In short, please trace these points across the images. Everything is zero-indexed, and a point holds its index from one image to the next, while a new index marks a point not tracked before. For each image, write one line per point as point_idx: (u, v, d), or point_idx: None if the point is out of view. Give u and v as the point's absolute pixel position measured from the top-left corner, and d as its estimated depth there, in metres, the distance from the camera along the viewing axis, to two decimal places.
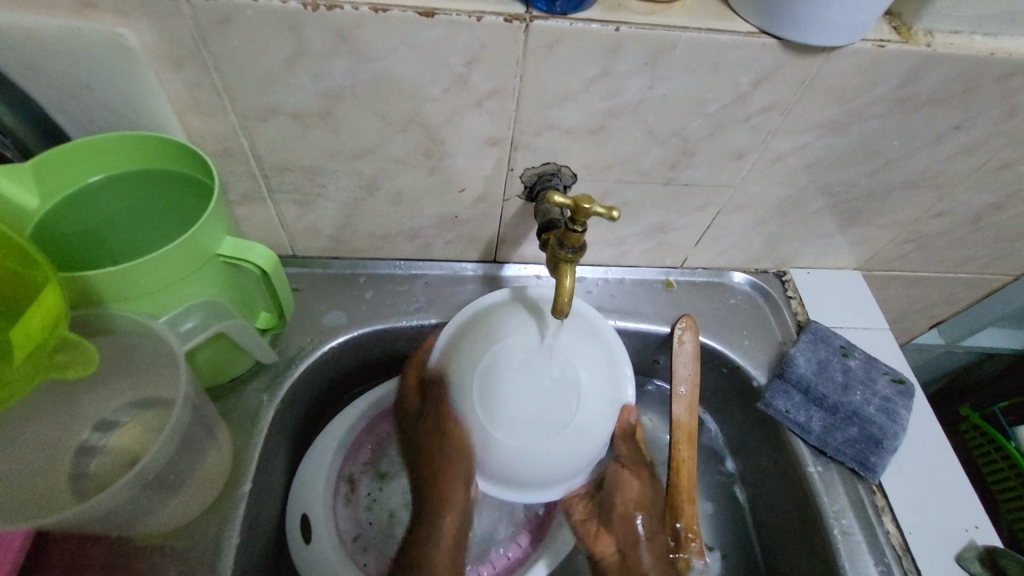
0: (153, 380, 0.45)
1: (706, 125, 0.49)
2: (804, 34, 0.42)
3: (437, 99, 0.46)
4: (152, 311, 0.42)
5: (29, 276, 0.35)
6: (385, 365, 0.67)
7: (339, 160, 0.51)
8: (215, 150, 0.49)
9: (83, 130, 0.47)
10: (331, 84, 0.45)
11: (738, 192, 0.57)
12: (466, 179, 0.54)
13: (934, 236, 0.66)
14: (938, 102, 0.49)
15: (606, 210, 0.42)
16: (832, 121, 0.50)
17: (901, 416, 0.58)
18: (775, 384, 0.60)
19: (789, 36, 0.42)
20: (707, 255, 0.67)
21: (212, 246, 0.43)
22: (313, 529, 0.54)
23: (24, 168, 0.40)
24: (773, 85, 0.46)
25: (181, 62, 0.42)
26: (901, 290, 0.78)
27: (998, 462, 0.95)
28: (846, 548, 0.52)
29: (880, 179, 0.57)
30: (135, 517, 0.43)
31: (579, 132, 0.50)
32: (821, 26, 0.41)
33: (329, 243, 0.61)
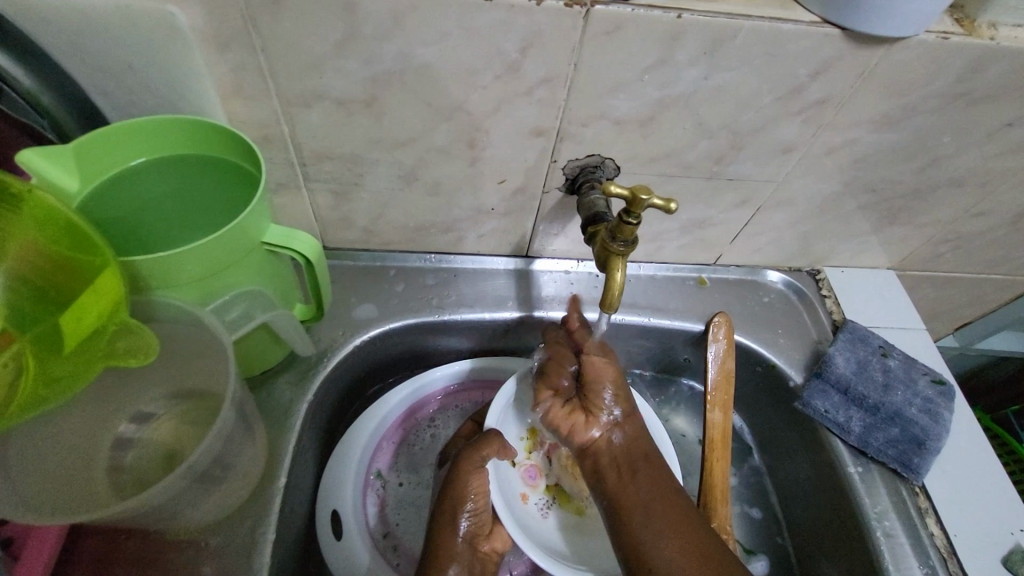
0: (195, 371, 0.44)
1: (758, 118, 0.48)
2: (847, 16, 0.41)
3: (487, 86, 0.45)
4: (197, 300, 0.41)
5: (82, 260, 0.34)
6: (413, 360, 0.65)
7: (380, 149, 0.50)
8: (254, 136, 0.48)
9: (120, 112, 0.45)
10: (381, 69, 0.44)
11: (780, 188, 0.56)
12: (507, 170, 0.53)
13: (972, 236, 0.66)
14: (995, 98, 0.48)
15: (664, 203, 0.41)
16: (886, 115, 0.49)
17: (943, 417, 0.57)
18: (814, 383, 0.59)
19: (831, 16, 0.41)
20: (741, 253, 0.66)
21: (258, 234, 0.41)
22: (345, 525, 0.53)
23: (65, 150, 0.38)
24: (831, 77, 0.45)
25: (228, 43, 0.41)
26: (930, 291, 0.77)
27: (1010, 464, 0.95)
28: (890, 550, 0.52)
29: (926, 177, 0.56)
30: (177, 512, 0.41)
31: (627, 124, 0.49)
32: (867, 11, 0.40)
33: (361, 234, 0.60)
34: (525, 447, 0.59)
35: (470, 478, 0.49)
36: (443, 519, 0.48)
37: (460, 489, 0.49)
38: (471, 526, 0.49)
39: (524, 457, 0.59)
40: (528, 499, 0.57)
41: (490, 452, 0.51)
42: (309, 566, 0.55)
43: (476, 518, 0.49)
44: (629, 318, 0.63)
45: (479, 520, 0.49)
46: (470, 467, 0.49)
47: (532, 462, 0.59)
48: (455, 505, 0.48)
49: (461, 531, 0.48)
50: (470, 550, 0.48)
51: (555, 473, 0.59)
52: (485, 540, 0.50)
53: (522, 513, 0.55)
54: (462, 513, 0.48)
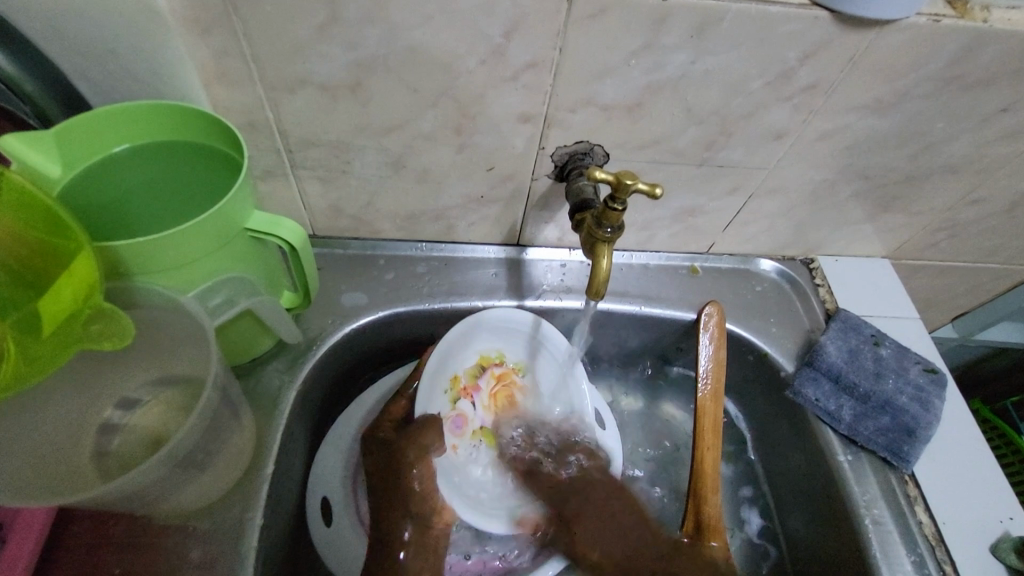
0: (181, 357, 0.44)
1: (748, 103, 0.48)
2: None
3: (473, 71, 0.45)
4: (179, 285, 0.41)
5: (60, 244, 0.34)
6: (404, 349, 0.65)
7: (366, 136, 0.50)
8: (239, 122, 0.48)
9: (104, 97, 0.45)
10: (364, 54, 0.43)
11: (772, 175, 0.56)
12: (495, 157, 0.52)
13: (967, 224, 0.65)
14: (988, 83, 0.47)
15: (649, 187, 0.41)
16: (878, 101, 0.48)
17: (934, 406, 0.57)
18: (805, 371, 0.59)
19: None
20: (733, 241, 0.65)
21: (241, 220, 0.41)
22: (334, 512, 0.53)
23: (48, 136, 0.38)
24: (821, 61, 0.45)
25: (209, 27, 0.41)
26: (927, 280, 0.76)
27: (1008, 456, 0.94)
28: (878, 538, 0.52)
29: (919, 164, 0.55)
30: (161, 496, 0.41)
31: (615, 110, 0.48)
32: None
33: (350, 223, 0.60)
34: (450, 394, 0.56)
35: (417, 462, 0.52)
36: (397, 495, 0.51)
37: (401, 471, 0.51)
38: (417, 509, 0.51)
39: (451, 408, 0.56)
40: (459, 449, 0.55)
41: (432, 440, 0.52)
42: (299, 551, 0.55)
43: (422, 497, 0.51)
44: (619, 307, 0.63)
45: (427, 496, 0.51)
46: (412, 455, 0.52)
47: (460, 411, 0.56)
48: (403, 487, 0.51)
49: (409, 514, 0.51)
50: (420, 531, 0.51)
51: (481, 417, 0.58)
52: (436, 517, 0.51)
53: (454, 470, 0.54)
54: (408, 495, 0.51)
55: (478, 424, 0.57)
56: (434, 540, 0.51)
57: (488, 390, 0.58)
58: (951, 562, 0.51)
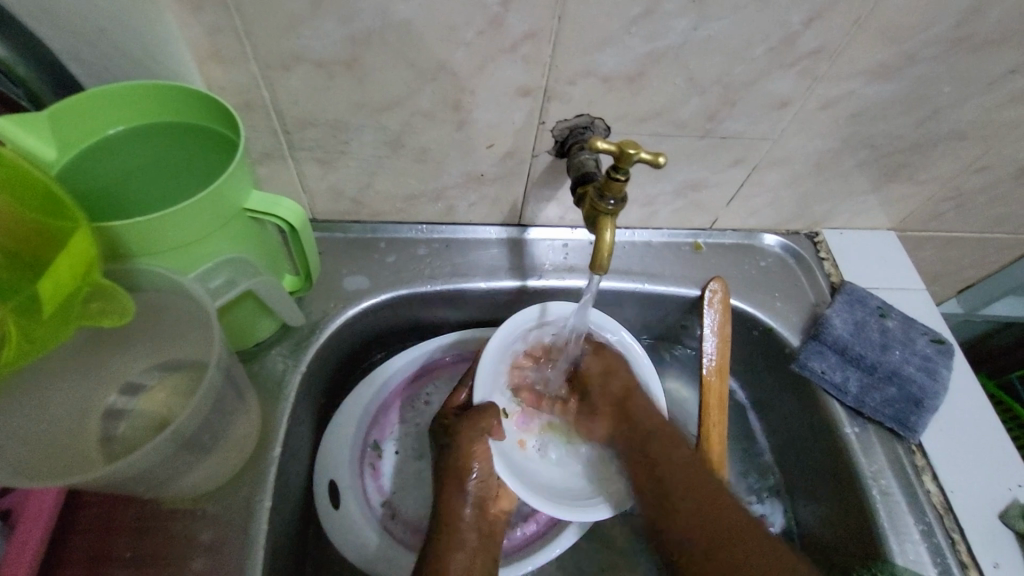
0: (183, 341, 0.43)
1: (750, 70, 0.47)
2: None
3: (470, 43, 0.44)
4: (179, 267, 0.40)
5: (55, 220, 0.34)
6: (406, 331, 0.65)
7: (363, 114, 0.49)
8: (234, 102, 0.47)
9: (96, 79, 0.45)
10: (359, 27, 0.42)
11: (775, 146, 0.55)
12: (494, 133, 0.51)
13: (974, 194, 0.64)
14: (997, 42, 0.46)
15: (652, 156, 0.40)
16: (884, 65, 0.47)
17: (941, 375, 0.57)
18: (810, 345, 0.59)
19: None
20: (737, 216, 0.65)
21: (239, 199, 0.41)
22: (342, 495, 0.53)
23: (40, 117, 0.38)
24: (825, 24, 0.44)
25: (201, 3, 0.40)
26: (932, 253, 0.76)
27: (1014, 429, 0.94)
28: (886, 508, 0.52)
29: (925, 131, 0.54)
30: (169, 479, 0.41)
31: (615, 81, 0.47)
32: None
33: (350, 205, 0.59)
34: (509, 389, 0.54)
35: (471, 446, 0.48)
36: (454, 481, 0.48)
37: (464, 460, 0.48)
38: (477, 492, 0.49)
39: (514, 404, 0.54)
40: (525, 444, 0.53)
41: (485, 426, 0.49)
42: (309, 533, 0.55)
43: (483, 484, 0.49)
44: (623, 284, 0.62)
45: (487, 483, 0.49)
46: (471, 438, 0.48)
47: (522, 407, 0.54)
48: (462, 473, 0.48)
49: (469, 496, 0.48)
50: (478, 516, 0.49)
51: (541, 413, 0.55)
52: (493, 502, 0.50)
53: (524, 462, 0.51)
54: (467, 480, 0.48)
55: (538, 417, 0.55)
56: (490, 526, 0.49)
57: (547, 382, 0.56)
58: (959, 530, 0.51)
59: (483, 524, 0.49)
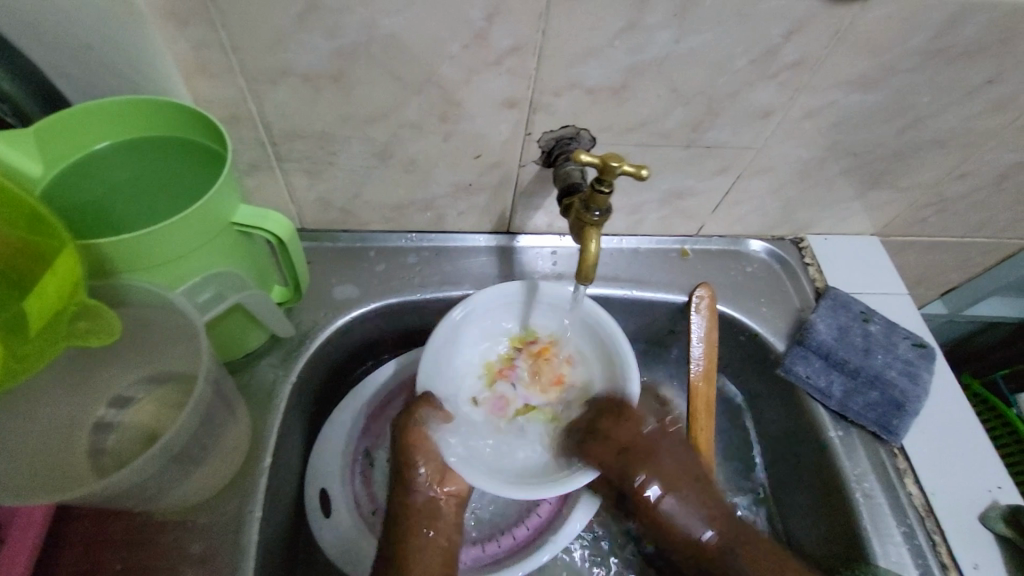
0: (171, 355, 0.44)
1: (732, 83, 0.48)
2: None
3: (456, 57, 0.44)
4: (167, 282, 0.40)
5: (42, 238, 0.34)
6: (396, 339, 0.65)
7: (351, 126, 0.49)
8: (222, 116, 0.47)
9: (83, 94, 0.45)
10: (345, 42, 0.43)
11: (759, 155, 0.56)
12: (481, 144, 0.52)
13: (954, 199, 0.65)
14: (972, 55, 0.47)
15: (635, 169, 0.41)
16: (863, 77, 0.48)
17: (923, 379, 0.58)
18: (795, 350, 0.60)
19: None
20: (723, 223, 0.66)
21: (226, 214, 0.41)
22: (331, 503, 0.54)
23: (26, 134, 0.38)
24: (805, 38, 0.44)
25: (186, 19, 0.40)
26: (915, 257, 0.77)
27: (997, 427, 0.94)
28: (869, 510, 0.53)
29: (905, 139, 0.55)
30: (158, 492, 0.42)
31: (600, 93, 0.48)
32: None
33: (339, 215, 0.59)
34: (484, 379, 0.55)
35: (416, 438, 0.50)
36: (404, 473, 0.50)
37: (410, 454, 0.50)
38: (428, 478, 0.50)
39: (488, 392, 0.55)
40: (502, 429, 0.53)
41: (432, 412, 0.50)
42: (300, 543, 0.56)
43: (435, 475, 0.50)
44: (611, 291, 0.63)
45: (432, 468, 0.50)
46: (417, 440, 0.50)
47: (499, 394, 0.54)
48: (409, 471, 0.50)
49: (421, 485, 0.50)
50: (432, 502, 0.50)
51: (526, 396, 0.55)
52: (443, 483, 0.50)
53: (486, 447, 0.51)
54: (415, 475, 0.50)
55: (519, 399, 0.54)
56: (447, 512, 0.50)
57: (527, 367, 0.56)
58: (940, 532, 0.51)
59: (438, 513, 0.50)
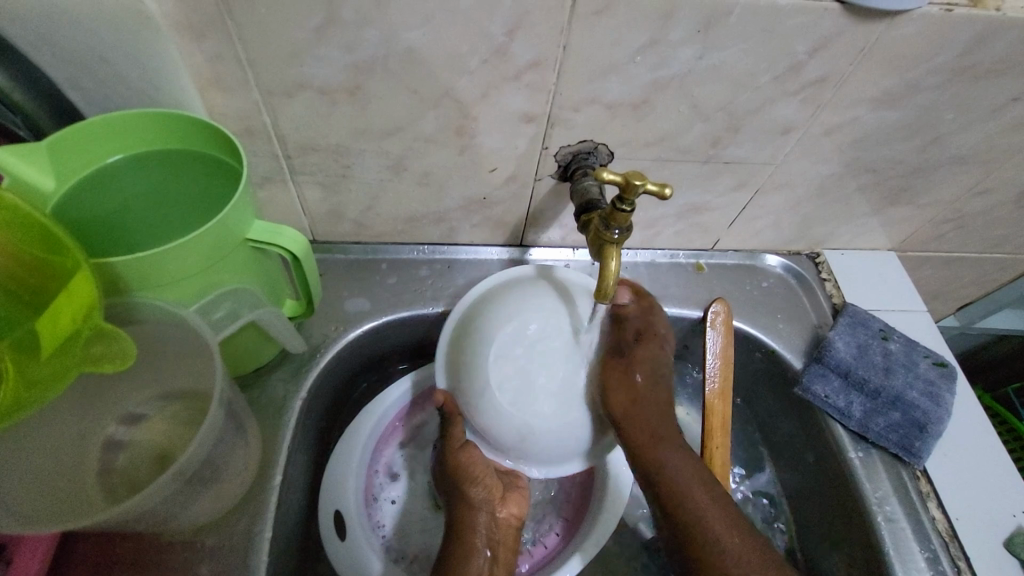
0: (184, 373, 0.43)
1: (754, 99, 0.47)
2: None
3: (474, 71, 0.44)
4: (180, 299, 0.40)
5: (59, 263, 0.33)
6: (406, 353, 0.64)
7: (365, 140, 0.48)
8: (236, 128, 0.47)
9: (98, 106, 0.44)
10: (363, 56, 0.42)
11: (778, 171, 0.55)
12: (497, 158, 0.51)
13: (973, 216, 0.64)
14: (999, 73, 0.46)
15: (659, 188, 0.40)
16: (888, 93, 0.47)
17: (945, 400, 0.56)
18: (814, 368, 0.59)
19: None
20: (739, 238, 0.65)
21: (241, 231, 0.40)
22: (348, 527, 0.52)
23: (38, 148, 0.37)
24: (830, 55, 0.44)
25: (203, 33, 0.40)
26: (932, 272, 0.76)
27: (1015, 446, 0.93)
28: (892, 535, 0.51)
29: (927, 155, 0.54)
30: (169, 514, 0.41)
31: (619, 108, 0.47)
32: None
33: (351, 227, 0.59)
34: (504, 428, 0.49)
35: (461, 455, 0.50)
36: (455, 494, 0.49)
37: (463, 474, 0.49)
38: (485, 496, 0.49)
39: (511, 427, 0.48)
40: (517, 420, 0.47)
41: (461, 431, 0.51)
42: (308, 563, 0.54)
43: (490, 495, 0.49)
44: None
45: (489, 487, 0.49)
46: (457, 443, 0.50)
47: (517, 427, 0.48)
48: (462, 487, 0.49)
49: (478, 504, 0.48)
50: (489, 520, 0.49)
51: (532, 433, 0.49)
52: (501, 506, 0.49)
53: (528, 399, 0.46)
54: (470, 491, 0.49)
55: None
56: (503, 535, 0.49)
57: None
58: (965, 559, 0.50)
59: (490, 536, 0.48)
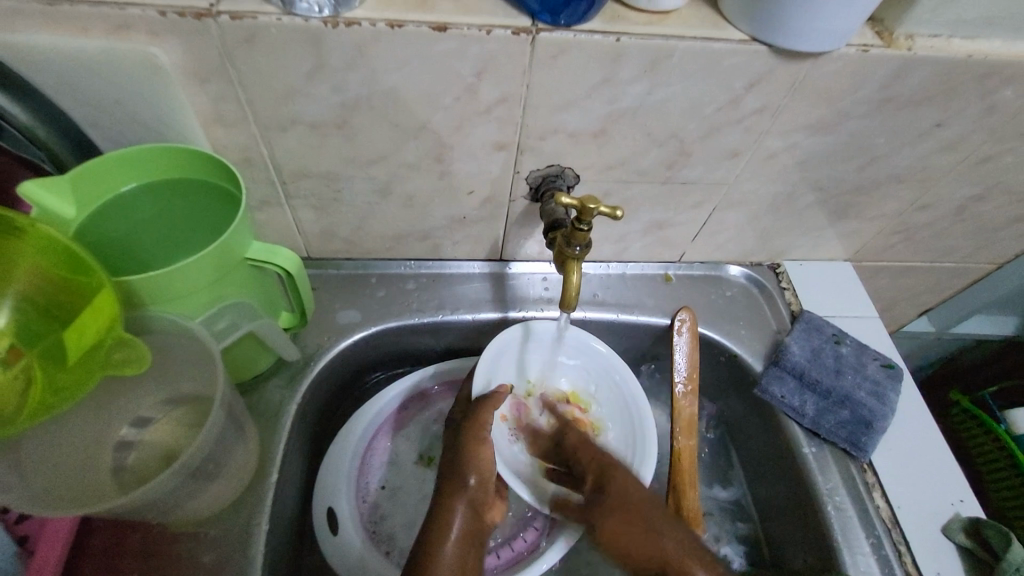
0: (190, 379, 0.48)
1: (701, 127, 0.52)
2: (768, 33, 0.44)
3: (448, 107, 0.49)
4: (187, 312, 0.44)
5: (82, 282, 0.38)
6: (396, 360, 0.69)
7: (353, 167, 0.54)
8: (236, 158, 0.52)
9: (112, 141, 0.49)
10: (349, 95, 0.47)
11: (731, 189, 0.60)
12: (474, 182, 0.56)
13: (919, 228, 0.69)
14: (920, 103, 0.51)
15: (610, 210, 0.45)
16: (822, 121, 0.52)
17: (890, 399, 0.61)
18: (772, 371, 0.63)
19: (754, 30, 0.44)
20: (703, 250, 0.70)
21: (242, 251, 0.45)
22: (340, 521, 0.56)
23: (62, 180, 0.42)
24: (765, 89, 0.49)
25: (207, 77, 0.45)
26: (890, 280, 0.81)
27: (995, 452, 0.95)
28: (840, 522, 0.56)
29: (867, 175, 0.59)
30: (175, 505, 0.45)
31: (581, 136, 0.52)
32: (786, 28, 0.43)
33: (342, 245, 0.64)
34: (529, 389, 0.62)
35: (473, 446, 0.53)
36: (454, 480, 0.52)
37: (467, 462, 0.52)
38: (476, 491, 0.51)
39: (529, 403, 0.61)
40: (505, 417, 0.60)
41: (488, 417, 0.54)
42: (303, 556, 0.59)
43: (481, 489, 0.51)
44: (598, 315, 0.67)
45: (485, 484, 0.52)
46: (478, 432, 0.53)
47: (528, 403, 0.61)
48: (463, 475, 0.51)
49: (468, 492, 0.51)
50: (474, 514, 0.50)
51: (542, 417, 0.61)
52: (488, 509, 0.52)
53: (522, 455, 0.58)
54: (467, 483, 0.51)
55: (534, 424, 0.60)
56: (482, 531, 0.51)
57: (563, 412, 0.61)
58: (906, 544, 0.54)
59: (470, 530, 0.50)
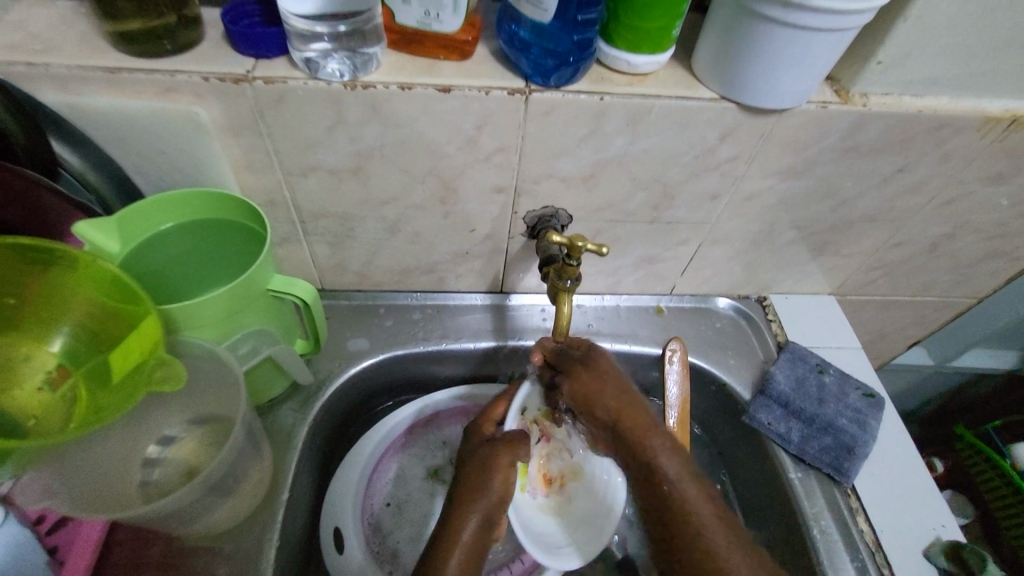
0: (213, 400, 0.52)
1: (681, 173, 0.57)
2: (734, 92, 0.50)
3: (452, 155, 0.55)
4: (214, 338, 0.49)
5: (128, 310, 0.43)
6: (402, 387, 0.73)
7: (366, 208, 0.59)
8: (261, 200, 0.58)
9: (153, 185, 0.56)
10: (364, 146, 0.53)
11: (714, 228, 0.65)
12: (475, 221, 0.62)
13: (896, 264, 0.73)
14: (880, 151, 0.56)
15: (597, 247, 0.50)
16: (792, 167, 0.57)
17: (871, 426, 0.64)
18: (758, 399, 0.67)
19: (722, 90, 0.50)
20: (691, 284, 0.74)
21: (265, 283, 0.50)
22: (345, 541, 0.59)
23: (110, 220, 0.48)
24: (737, 139, 0.54)
25: (240, 131, 0.51)
26: (875, 313, 0.84)
27: (998, 483, 0.97)
28: (825, 546, 0.58)
29: (840, 214, 0.64)
30: (195, 516, 0.50)
31: (572, 181, 0.58)
32: (750, 88, 0.49)
33: (354, 278, 0.69)
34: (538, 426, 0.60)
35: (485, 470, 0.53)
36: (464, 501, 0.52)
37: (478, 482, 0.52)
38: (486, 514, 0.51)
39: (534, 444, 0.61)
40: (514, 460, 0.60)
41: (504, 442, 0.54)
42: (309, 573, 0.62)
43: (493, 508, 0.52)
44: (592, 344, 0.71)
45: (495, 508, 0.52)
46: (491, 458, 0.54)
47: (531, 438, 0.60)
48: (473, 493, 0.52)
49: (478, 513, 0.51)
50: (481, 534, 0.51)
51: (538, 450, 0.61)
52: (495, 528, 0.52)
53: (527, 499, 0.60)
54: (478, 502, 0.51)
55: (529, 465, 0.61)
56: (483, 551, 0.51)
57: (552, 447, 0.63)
58: (889, 567, 0.56)
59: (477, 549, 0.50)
